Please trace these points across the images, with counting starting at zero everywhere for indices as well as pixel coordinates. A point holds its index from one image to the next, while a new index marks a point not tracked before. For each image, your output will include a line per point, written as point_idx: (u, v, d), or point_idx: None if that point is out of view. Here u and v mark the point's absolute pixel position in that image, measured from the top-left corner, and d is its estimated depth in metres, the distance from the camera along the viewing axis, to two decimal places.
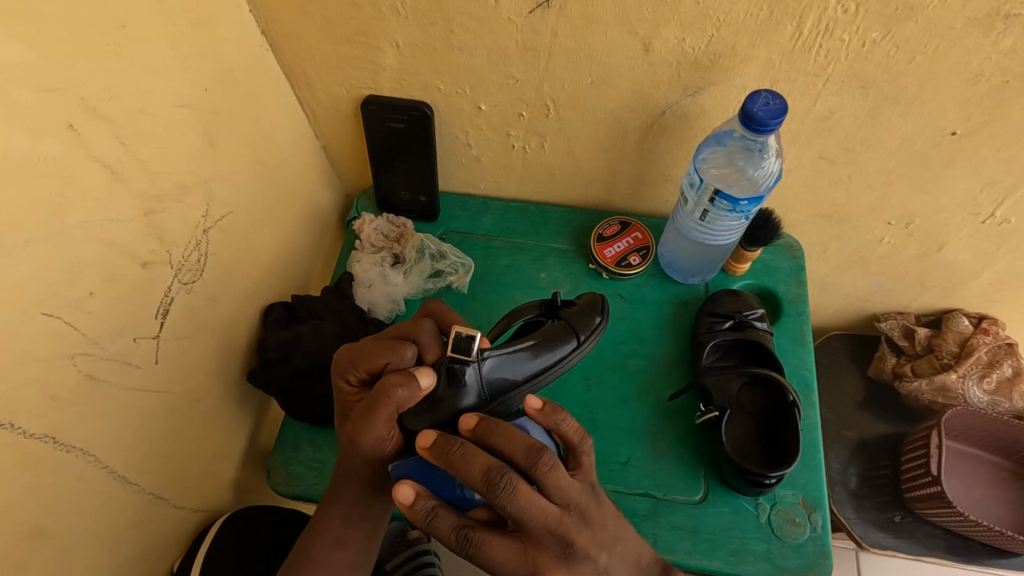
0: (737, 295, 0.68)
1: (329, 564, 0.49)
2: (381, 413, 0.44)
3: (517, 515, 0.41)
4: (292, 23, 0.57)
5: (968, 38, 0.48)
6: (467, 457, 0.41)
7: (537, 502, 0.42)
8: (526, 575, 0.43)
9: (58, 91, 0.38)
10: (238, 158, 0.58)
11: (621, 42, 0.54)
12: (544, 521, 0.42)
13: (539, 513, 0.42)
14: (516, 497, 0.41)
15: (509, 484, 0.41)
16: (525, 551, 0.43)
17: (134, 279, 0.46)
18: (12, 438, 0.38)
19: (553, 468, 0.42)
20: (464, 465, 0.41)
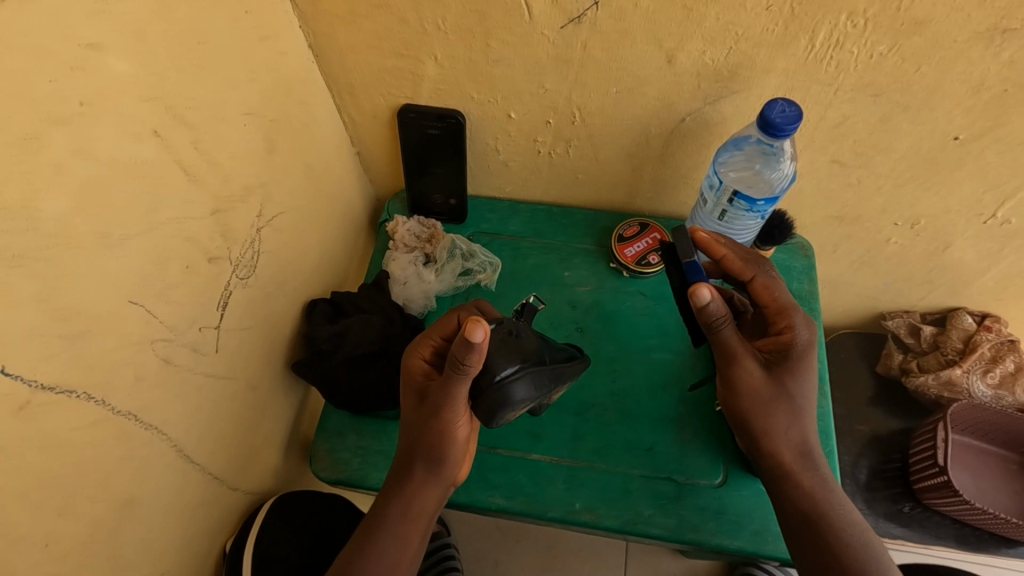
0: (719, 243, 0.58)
1: (390, 550, 0.54)
2: (460, 383, 0.50)
3: (773, 288, 0.58)
4: (341, 37, 0.61)
5: (971, 50, 0.52)
6: (774, 284, 0.58)
7: (731, 328, 0.54)
8: (784, 313, 0.57)
9: (153, 101, 0.42)
10: (289, 163, 0.62)
11: (647, 55, 0.58)
12: (789, 298, 0.58)
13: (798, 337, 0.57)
14: (800, 354, 0.57)
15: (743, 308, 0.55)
16: (790, 311, 0.57)
17: (204, 273, 0.50)
18: (104, 414, 0.41)
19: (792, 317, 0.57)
20: (770, 288, 0.58)
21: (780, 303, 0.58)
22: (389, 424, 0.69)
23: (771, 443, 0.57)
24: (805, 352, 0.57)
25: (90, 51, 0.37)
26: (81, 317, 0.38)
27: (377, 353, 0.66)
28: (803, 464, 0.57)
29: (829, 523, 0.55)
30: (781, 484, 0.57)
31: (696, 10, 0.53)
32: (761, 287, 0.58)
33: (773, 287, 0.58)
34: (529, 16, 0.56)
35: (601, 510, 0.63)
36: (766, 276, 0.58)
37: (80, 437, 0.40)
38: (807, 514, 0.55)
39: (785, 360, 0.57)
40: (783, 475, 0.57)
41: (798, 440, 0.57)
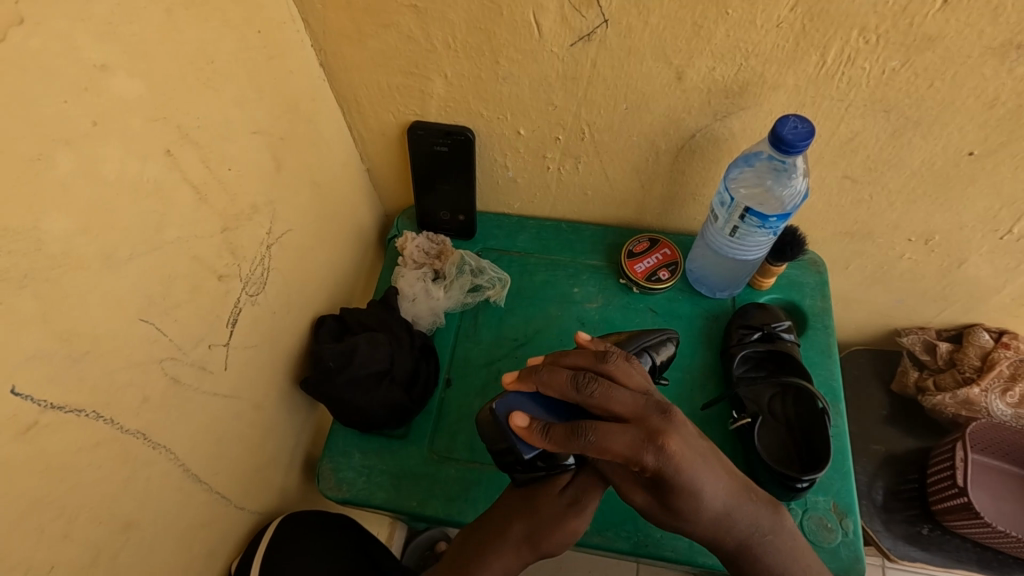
0: (559, 368, 0.52)
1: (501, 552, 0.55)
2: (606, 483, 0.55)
3: (605, 404, 0.49)
4: (349, 57, 0.62)
5: (983, 65, 0.51)
6: (606, 435, 0.48)
7: (619, 396, 0.49)
8: (650, 447, 0.47)
9: (162, 120, 0.43)
10: (298, 180, 0.62)
11: (655, 72, 0.58)
12: (631, 406, 0.49)
13: (623, 401, 0.49)
14: (681, 468, 0.48)
15: (598, 392, 0.49)
16: (643, 449, 0.47)
17: (212, 291, 0.50)
18: (110, 433, 0.41)
19: (609, 387, 0.50)
20: (552, 380, 0.51)
21: (623, 453, 0.47)
22: (397, 442, 0.69)
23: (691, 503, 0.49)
24: (688, 466, 0.48)
25: (99, 71, 0.37)
26: (87, 334, 0.38)
27: (385, 370, 0.66)
28: (728, 530, 0.51)
29: (765, 566, 0.51)
30: (744, 554, 0.52)
31: (704, 27, 0.53)
32: (599, 396, 0.49)
33: (611, 396, 0.49)
34: (536, 34, 0.57)
35: (611, 532, 0.62)
36: (591, 441, 0.48)
37: (84, 458, 0.39)
38: (738, 563, 0.52)
39: (660, 481, 0.48)
40: (748, 546, 0.52)
41: (709, 533, 0.51)
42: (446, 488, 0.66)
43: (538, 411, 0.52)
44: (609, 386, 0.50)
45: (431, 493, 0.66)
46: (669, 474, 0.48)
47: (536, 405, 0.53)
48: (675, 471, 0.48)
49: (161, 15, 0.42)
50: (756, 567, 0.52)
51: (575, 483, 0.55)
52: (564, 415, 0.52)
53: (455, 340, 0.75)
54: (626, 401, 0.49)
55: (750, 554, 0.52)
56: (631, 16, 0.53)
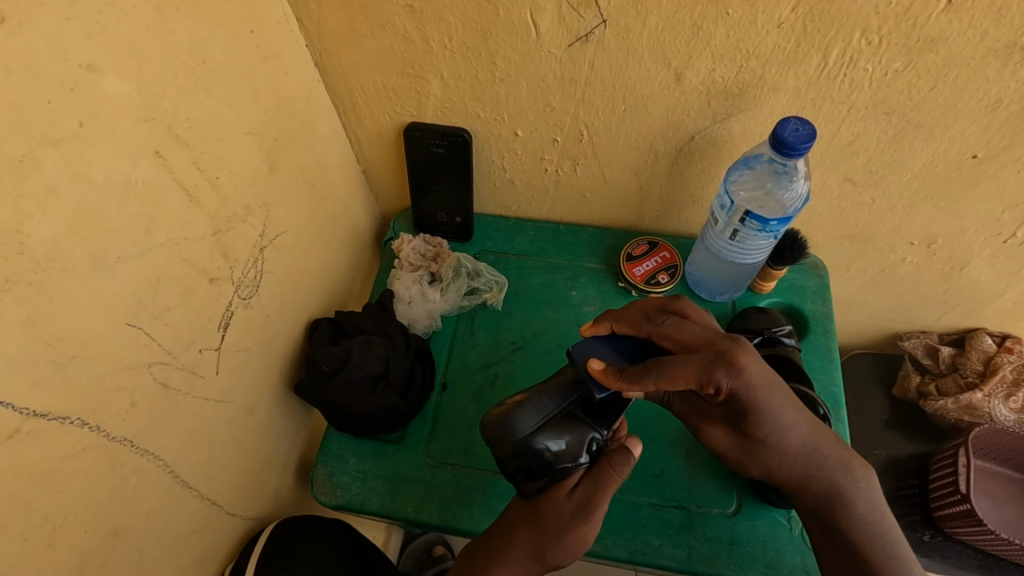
0: (628, 312, 0.57)
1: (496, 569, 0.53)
2: (610, 486, 0.52)
3: (672, 333, 0.53)
4: (345, 57, 0.61)
5: (986, 68, 0.50)
6: (676, 363, 0.49)
7: (688, 324, 0.53)
8: (725, 368, 0.49)
9: (151, 121, 0.42)
10: (293, 182, 0.62)
11: (654, 73, 0.57)
12: (697, 334, 0.52)
13: (694, 330, 0.52)
14: (754, 391, 0.49)
15: (669, 320, 0.54)
16: (713, 367, 0.49)
17: (203, 294, 0.49)
18: (95, 440, 0.40)
19: (673, 322, 0.54)
20: (626, 318, 0.57)
21: (696, 378, 0.49)
22: (392, 447, 0.68)
23: (782, 454, 0.53)
24: (761, 389, 0.49)
25: (87, 72, 0.37)
26: (73, 340, 0.38)
27: (380, 374, 0.65)
28: (817, 471, 0.52)
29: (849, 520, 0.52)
30: (837, 507, 0.52)
31: (703, 28, 0.52)
32: (669, 325, 0.54)
33: (679, 326, 0.53)
34: (532, 35, 0.56)
35: (608, 539, 0.61)
36: (660, 376, 0.49)
37: (70, 464, 0.39)
38: (826, 510, 0.52)
39: (737, 404, 0.51)
40: (833, 502, 0.52)
41: (798, 468, 0.53)
42: (442, 494, 0.65)
43: (607, 354, 0.54)
44: (676, 321, 0.53)
45: (427, 499, 0.65)
46: (751, 409, 0.51)
47: (528, 414, 0.51)
48: (752, 395, 0.50)
49: (152, 15, 0.41)
50: (847, 516, 0.52)
51: (581, 487, 0.52)
52: (547, 418, 0.52)
53: (451, 344, 0.74)
54: (693, 332, 0.52)
55: (842, 500, 0.52)
56: (629, 17, 0.53)
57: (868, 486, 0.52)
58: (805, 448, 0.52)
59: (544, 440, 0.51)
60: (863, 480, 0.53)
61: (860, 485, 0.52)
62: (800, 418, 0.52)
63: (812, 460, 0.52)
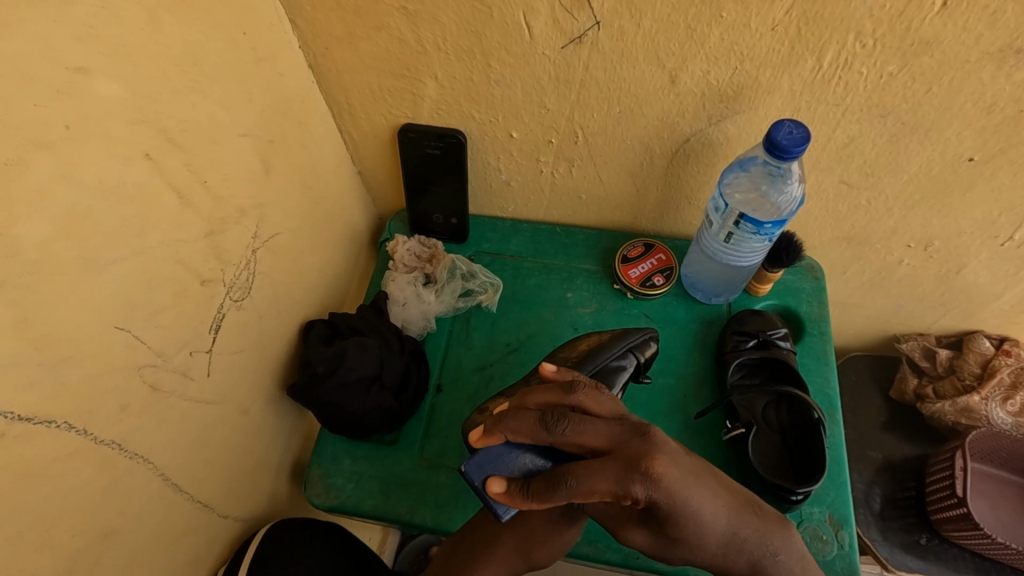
0: (524, 410, 0.48)
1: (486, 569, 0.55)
2: (595, 494, 0.53)
3: (580, 439, 0.46)
4: (339, 58, 0.61)
5: (982, 70, 0.50)
6: (587, 477, 0.43)
7: (593, 423, 0.46)
8: (639, 476, 0.43)
9: (143, 123, 0.42)
10: (287, 183, 0.61)
11: (649, 75, 0.57)
12: (609, 428, 0.46)
13: (597, 434, 0.45)
14: (674, 491, 0.43)
15: (568, 427, 0.46)
16: (628, 478, 0.43)
17: (195, 296, 0.49)
18: (85, 442, 0.40)
19: (576, 424, 0.46)
20: (519, 424, 0.47)
21: (609, 491, 0.43)
22: (386, 449, 0.68)
23: (685, 529, 0.45)
24: (680, 494, 0.44)
25: (77, 74, 0.36)
26: (62, 343, 0.38)
27: (374, 376, 0.65)
28: (738, 551, 0.47)
29: None
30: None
31: (698, 30, 0.52)
32: (573, 433, 0.46)
33: (582, 428, 0.46)
34: (527, 36, 0.56)
35: (601, 542, 0.61)
36: (572, 486, 0.43)
37: (60, 468, 0.39)
38: None
39: (653, 509, 0.44)
40: (759, 574, 0.48)
41: (715, 555, 0.47)
42: (436, 496, 0.65)
43: (511, 470, 0.47)
44: (582, 418, 0.46)
45: (420, 501, 0.65)
46: (663, 501, 0.43)
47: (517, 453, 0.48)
48: (667, 498, 0.43)
49: (142, 16, 0.41)
50: None
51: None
52: None
53: (447, 345, 0.74)
54: (600, 432, 0.45)
55: (761, 575, 0.48)
56: (624, 18, 0.52)
57: (798, 565, 0.48)
58: (713, 522, 0.46)
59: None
60: (794, 557, 0.49)
61: (765, 552, 0.48)
62: (710, 494, 0.46)
63: (719, 559, 0.47)
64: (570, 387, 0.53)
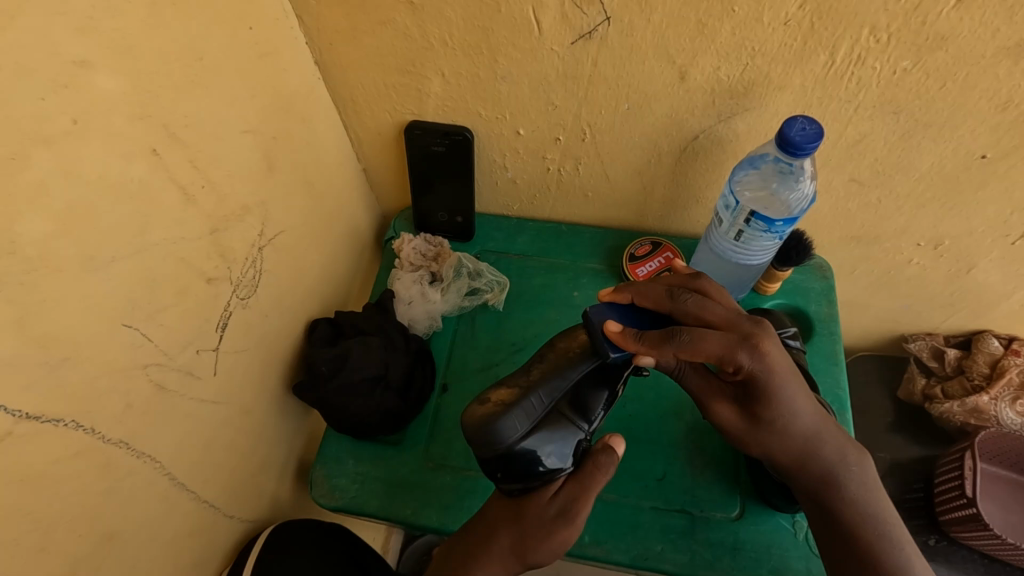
0: (648, 286, 0.56)
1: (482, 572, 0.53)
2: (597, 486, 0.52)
3: (700, 315, 0.53)
4: (344, 55, 0.60)
5: (996, 66, 0.49)
6: (700, 339, 0.50)
7: (711, 312, 0.52)
8: (748, 346, 0.50)
9: (147, 118, 0.41)
10: (292, 180, 0.61)
11: (657, 72, 0.57)
12: (722, 345, 0.50)
13: (718, 313, 0.53)
14: (775, 372, 0.51)
15: (688, 335, 0.50)
16: (737, 349, 0.50)
17: (199, 294, 0.49)
18: (89, 442, 0.40)
19: (698, 300, 0.53)
20: (632, 308, 0.54)
21: (717, 354, 0.50)
22: (392, 449, 0.67)
23: (775, 410, 0.52)
24: (781, 375, 0.51)
25: (82, 68, 0.36)
26: (66, 342, 0.37)
27: (379, 376, 0.64)
28: (815, 452, 0.53)
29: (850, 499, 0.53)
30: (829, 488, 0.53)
31: (708, 26, 0.52)
32: (694, 307, 0.53)
33: (703, 306, 0.53)
34: (534, 31, 0.55)
35: (610, 544, 0.60)
36: (686, 341, 0.50)
37: (63, 468, 0.38)
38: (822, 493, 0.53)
39: (752, 385, 0.52)
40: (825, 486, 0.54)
41: (796, 446, 0.53)
42: (442, 497, 0.64)
43: (620, 319, 0.54)
44: (697, 301, 0.53)
45: (426, 501, 0.64)
46: (762, 375, 0.51)
47: (514, 422, 0.50)
48: (771, 380, 0.51)
49: (146, 10, 0.40)
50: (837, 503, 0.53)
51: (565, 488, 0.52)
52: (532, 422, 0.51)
53: (452, 344, 0.74)
54: (718, 312, 0.52)
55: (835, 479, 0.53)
56: (633, 14, 0.52)
57: (859, 478, 0.54)
58: (814, 424, 0.53)
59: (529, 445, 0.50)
60: (854, 465, 0.54)
61: (850, 463, 0.54)
62: (796, 380, 0.53)
63: (807, 452, 0.53)
64: (564, 380, 0.52)
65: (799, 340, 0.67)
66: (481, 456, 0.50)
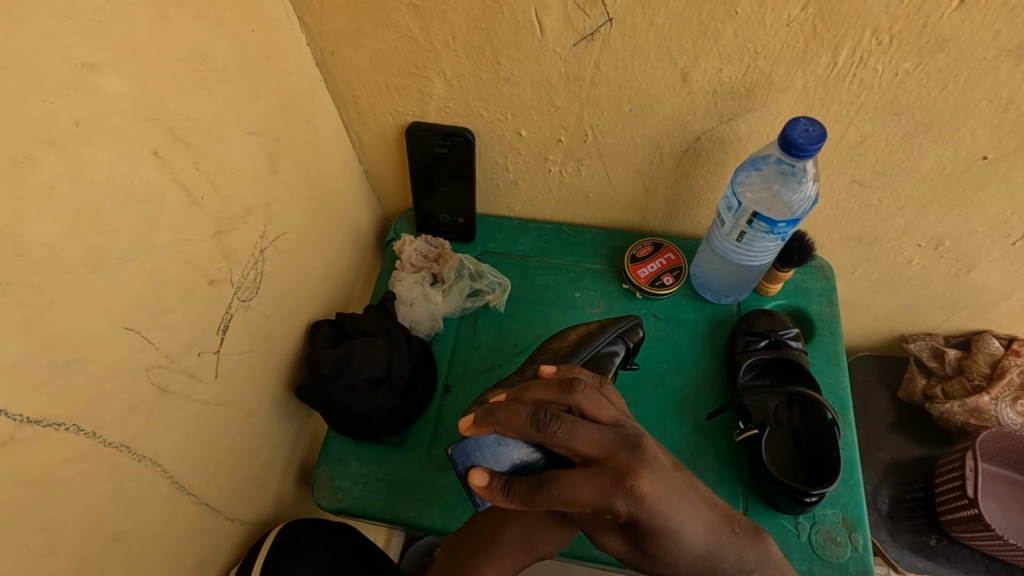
0: (517, 407, 0.49)
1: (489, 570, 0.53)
2: None
3: (569, 445, 0.46)
4: (346, 56, 0.60)
5: (999, 68, 0.50)
6: (571, 487, 0.45)
7: (583, 426, 0.47)
8: (621, 493, 0.44)
9: (151, 120, 0.41)
10: (294, 182, 0.61)
11: (660, 73, 0.57)
12: (596, 435, 0.47)
13: (586, 439, 0.46)
14: (656, 508, 0.44)
15: (562, 431, 0.46)
16: (611, 495, 0.44)
17: (203, 296, 0.48)
18: (93, 445, 0.40)
19: (568, 425, 0.47)
20: (510, 421, 0.48)
21: (590, 503, 0.45)
22: (395, 451, 0.67)
23: (664, 548, 0.46)
24: (663, 509, 0.45)
25: (87, 71, 0.36)
26: (71, 344, 0.37)
27: (382, 377, 0.64)
28: (712, 569, 0.47)
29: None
30: None
31: (711, 27, 0.52)
32: (563, 437, 0.46)
33: (575, 435, 0.46)
34: (538, 33, 0.55)
35: None
36: (556, 495, 0.45)
37: (67, 472, 0.38)
38: None
39: (635, 526, 0.46)
40: None
41: (691, 573, 0.47)
42: (444, 498, 0.64)
43: (493, 464, 0.50)
44: (574, 422, 0.47)
45: (429, 503, 0.64)
46: (643, 516, 0.45)
47: (500, 447, 0.50)
48: (650, 513, 0.44)
49: (151, 12, 0.40)
50: None
51: None
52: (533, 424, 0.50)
53: (454, 345, 0.73)
54: (592, 440, 0.46)
55: None
56: (636, 15, 0.52)
57: (756, 567, 0.48)
58: (700, 548, 0.46)
59: (517, 454, 0.49)
60: (749, 555, 0.48)
61: (755, 568, 0.48)
62: (682, 502, 0.46)
63: (700, 563, 0.47)
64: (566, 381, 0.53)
65: (801, 341, 0.68)
66: (482, 460, 0.51)
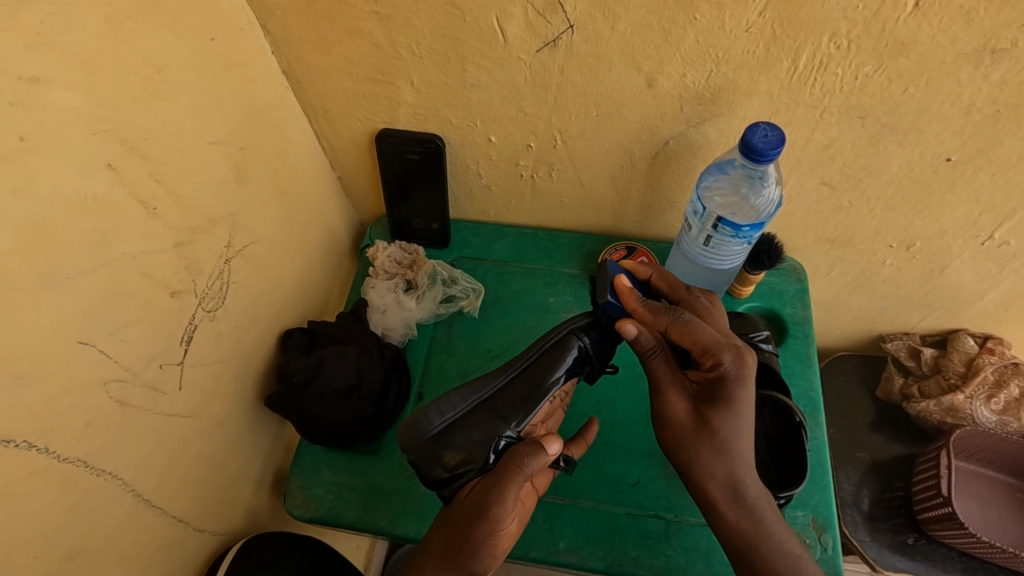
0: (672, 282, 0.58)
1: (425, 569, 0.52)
2: (511, 484, 0.48)
3: (696, 320, 0.53)
4: (313, 64, 0.60)
5: (958, 71, 0.50)
6: (696, 326, 0.51)
7: (709, 319, 0.54)
8: (729, 356, 0.50)
9: (103, 133, 0.41)
10: (262, 190, 0.60)
11: (625, 79, 0.57)
12: (713, 337, 0.51)
13: (715, 327, 0.53)
14: (739, 397, 0.50)
15: (690, 309, 0.54)
16: (723, 353, 0.50)
17: (164, 308, 0.48)
18: (45, 462, 0.39)
19: (703, 309, 0.55)
20: (666, 279, 0.58)
21: (703, 346, 0.51)
22: (367, 459, 0.67)
23: (717, 435, 0.50)
24: (744, 399, 0.50)
25: (33, 85, 0.36)
26: (20, 361, 0.37)
27: (353, 385, 0.64)
28: (737, 493, 0.50)
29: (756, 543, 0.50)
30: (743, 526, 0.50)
31: (673, 33, 0.52)
32: (694, 310, 0.54)
33: (703, 318, 0.54)
34: (501, 40, 0.55)
35: (586, 550, 0.60)
36: (680, 325, 0.52)
37: (19, 489, 0.38)
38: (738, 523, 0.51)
39: (714, 397, 0.50)
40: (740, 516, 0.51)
41: (722, 482, 0.51)
42: (416, 506, 0.64)
43: (632, 294, 0.57)
44: (702, 310, 0.54)
45: (402, 511, 0.64)
46: (730, 391, 0.50)
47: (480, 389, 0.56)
48: (736, 396, 0.50)
49: (101, 25, 0.40)
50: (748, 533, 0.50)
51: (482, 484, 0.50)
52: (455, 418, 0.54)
53: (429, 351, 0.74)
54: (713, 327, 0.53)
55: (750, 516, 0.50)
56: (598, 22, 0.52)
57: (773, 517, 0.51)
58: (748, 467, 0.50)
59: (451, 440, 0.53)
60: (768, 514, 0.51)
61: (769, 506, 0.51)
62: (753, 424, 0.51)
63: (735, 475, 0.51)
64: (493, 382, 0.56)
65: (772, 343, 0.67)
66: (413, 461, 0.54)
